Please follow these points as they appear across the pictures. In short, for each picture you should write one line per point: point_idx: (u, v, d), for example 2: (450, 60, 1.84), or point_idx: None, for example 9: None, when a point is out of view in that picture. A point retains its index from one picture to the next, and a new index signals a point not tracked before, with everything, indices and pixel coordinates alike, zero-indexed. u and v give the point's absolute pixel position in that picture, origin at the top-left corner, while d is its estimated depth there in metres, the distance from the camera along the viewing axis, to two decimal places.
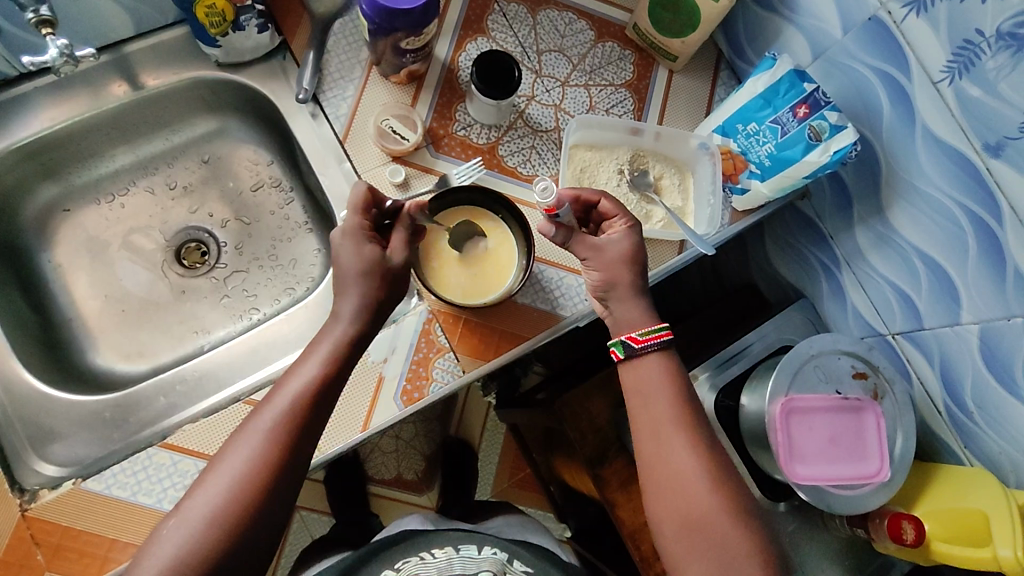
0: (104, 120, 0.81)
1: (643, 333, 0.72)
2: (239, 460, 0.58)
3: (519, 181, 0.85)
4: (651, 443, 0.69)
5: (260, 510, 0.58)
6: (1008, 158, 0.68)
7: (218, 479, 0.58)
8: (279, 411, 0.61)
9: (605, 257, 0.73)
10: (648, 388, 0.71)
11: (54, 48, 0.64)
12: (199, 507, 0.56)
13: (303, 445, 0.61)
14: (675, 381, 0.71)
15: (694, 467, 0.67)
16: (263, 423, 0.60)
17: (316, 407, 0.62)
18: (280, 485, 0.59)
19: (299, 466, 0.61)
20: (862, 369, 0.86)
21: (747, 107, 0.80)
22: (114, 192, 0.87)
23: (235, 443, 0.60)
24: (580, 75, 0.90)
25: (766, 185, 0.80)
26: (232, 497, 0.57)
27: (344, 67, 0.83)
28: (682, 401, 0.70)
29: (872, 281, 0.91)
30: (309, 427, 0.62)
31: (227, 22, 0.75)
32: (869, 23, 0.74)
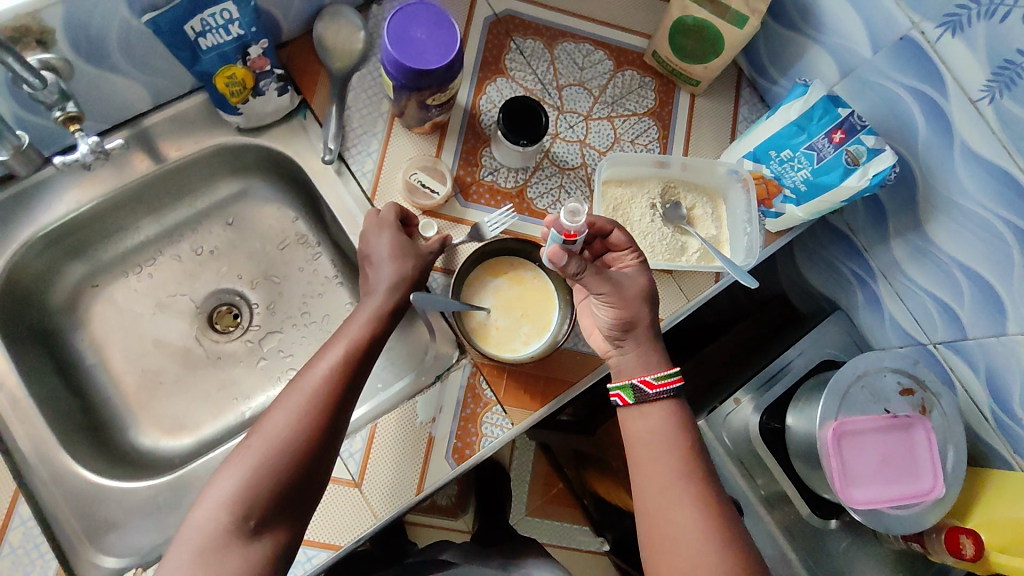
0: (129, 195, 0.81)
1: (660, 376, 0.70)
2: (299, 398, 0.62)
3: None
4: (657, 495, 0.67)
5: (317, 445, 0.61)
6: None
7: (282, 411, 0.61)
8: (337, 354, 0.65)
9: (622, 292, 0.69)
10: (656, 436, 0.69)
11: (86, 143, 0.65)
12: (264, 437, 0.60)
13: (356, 387, 0.65)
14: (680, 429, 0.69)
15: (696, 518, 0.64)
16: (322, 366, 0.64)
17: (368, 356, 0.67)
18: (334, 422, 0.62)
19: (344, 420, 0.64)
20: (908, 386, 0.85)
21: (780, 134, 0.78)
22: (142, 263, 0.87)
23: (295, 385, 0.63)
24: (603, 107, 0.89)
25: (802, 209, 0.80)
26: (295, 427, 0.60)
27: (366, 121, 0.82)
28: (685, 447, 0.68)
29: (910, 292, 0.90)
30: (357, 379, 0.65)
31: (247, 89, 0.74)
32: (901, 42, 0.73)
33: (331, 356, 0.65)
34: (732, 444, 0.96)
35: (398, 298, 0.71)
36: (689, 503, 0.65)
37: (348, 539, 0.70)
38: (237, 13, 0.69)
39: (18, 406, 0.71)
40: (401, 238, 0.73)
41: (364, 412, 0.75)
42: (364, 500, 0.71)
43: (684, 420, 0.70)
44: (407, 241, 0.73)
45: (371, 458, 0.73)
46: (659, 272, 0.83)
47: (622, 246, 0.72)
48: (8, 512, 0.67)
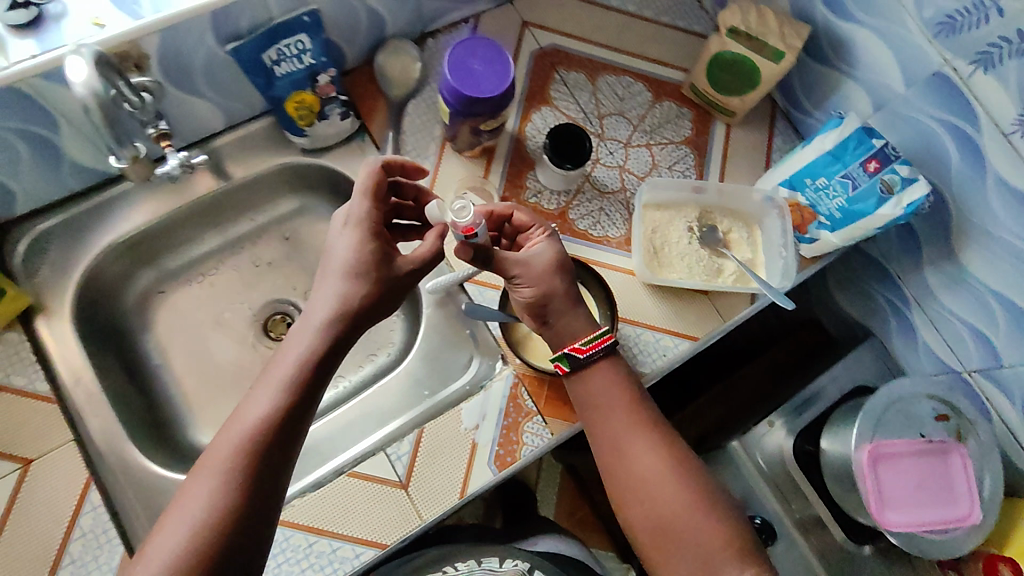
0: (199, 208, 0.87)
1: (587, 341, 0.73)
2: (222, 463, 0.58)
3: (590, 243, 0.87)
4: (615, 449, 0.71)
5: (247, 514, 0.56)
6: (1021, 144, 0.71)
7: (203, 481, 0.57)
8: (262, 408, 0.61)
9: (533, 270, 0.74)
10: (601, 397, 0.73)
11: (176, 157, 0.70)
12: (189, 512, 0.55)
13: (287, 441, 0.60)
14: (624, 387, 0.73)
15: (654, 459, 0.69)
16: (246, 423, 0.60)
17: (300, 405, 0.62)
18: (263, 485, 0.58)
19: (269, 485, 0.59)
20: (944, 412, 0.86)
21: (815, 163, 0.82)
22: (204, 272, 0.92)
23: (219, 444, 0.59)
24: (641, 135, 0.93)
25: (836, 235, 0.82)
26: (218, 498, 0.56)
27: (420, 145, 0.87)
28: (630, 399, 0.73)
29: (944, 319, 0.91)
30: (283, 439, 0.60)
31: (313, 113, 0.80)
32: (934, 78, 0.76)
33: (258, 409, 0.61)
34: (767, 468, 0.97)
35: (339, 337, 0.65)
36: (646, 455, 0.70)
37: (392, 539, 0.73)
38: (311, 44, 0.76)
39: (92, 400, 0.76)
40: (375, 253, 0.67)
41: (408, 419, 0.80)
42: (409, 501, 0.75)
43: (623, 376, 0.74)
44: (383, 252, 0.68)
45: (417, 461, 0.76)
46: (695, 292, 0.87)
47: (528, 224, 0.78)
48: (80, 499, 0.70)
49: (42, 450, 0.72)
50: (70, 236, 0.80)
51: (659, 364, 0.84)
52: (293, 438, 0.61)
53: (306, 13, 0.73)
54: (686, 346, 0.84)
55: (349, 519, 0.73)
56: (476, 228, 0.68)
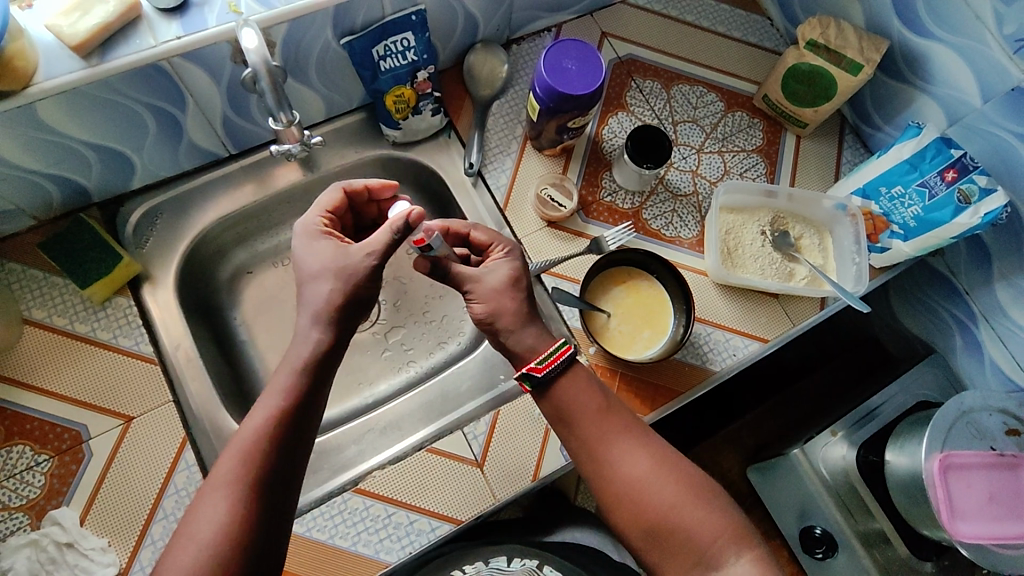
0: (293, 194, 0.93)
1: (543, 358, 0.67)
2: (223, 478, 0.57)
3: (663, 242, 0.90)
4: (592, 459, 0.66)
5: (258, 527, 0.56)
6: None
7: (213, 498, 0.56)
8: (263, 418, 0.60)
9: (486, 288, 0.70)
10: (570, 398, 0.68)
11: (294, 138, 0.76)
12: (201, 525, 0.55)
13: (292, 448, 0.61)
14: (598, 390, 0.69)
15: (635, 461, 0.65)
16: (245, 435, 0.59)
17: (303, 412, 0.62)
18: (273, 494, 0.58)
19: (283, 479, 0.59)
20: (1014, 426, 0.86)
21: (891, 172, 0.83)
22: (290, 256, 0.96)
23: (219, 462, 0.58)
24: (714, 142, 0.96)
25: (909, 245, 0.84)
26: (228, 512, 0.56)
27: (503, 142, 0.92)
28: (604, 403, 0.68)
29: (1014, 336, 0.92)
30: (294, 435, 0.61)
31: (409, 106, 0.86)
32: (1013, 93, 0.78)
33: (260, 416, 0.61)
34: (830, 478, 0.97)
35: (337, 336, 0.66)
36: (631, 456, 0.66)
37: (467, 514, 0.75)
38: (414, 42, 0.80)
39: (189, 365, 0.80)
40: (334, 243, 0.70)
41: (483, 402, 0.82)
42: (485, 480, 0.76)
43: (591, 377, 0.70)
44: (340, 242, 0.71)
45: (492, 441, 0.78)
46: (765, 295, 0.88)
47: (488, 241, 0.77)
48: (176, 456, 0.74)
49: (144, 408, 0.76)
50: (176, 213, 0.86)
51: (729, 363, 0.85)
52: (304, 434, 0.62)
53: (414, 12, 0.78)
54: (755, 347, 0.86)
55: (428, 494, 0.75)
56: (427, 239, 0.69)
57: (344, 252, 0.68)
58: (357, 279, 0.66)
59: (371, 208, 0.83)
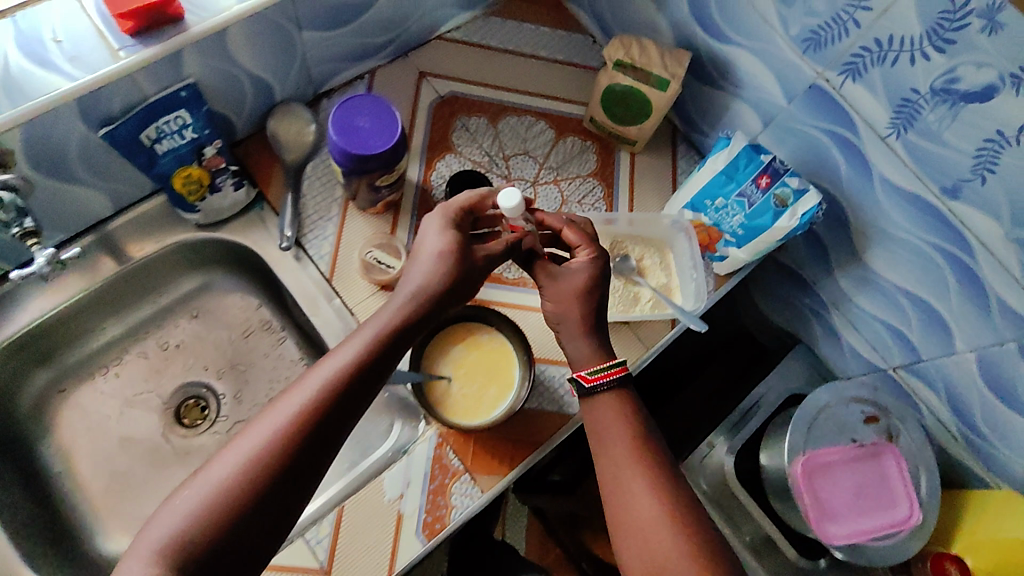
0: (93, 299, 0.84)
1: (594, 370, 0.68)
2: (256, 438, 0.54)
3: (506, 285, 0.86)
4: (612, 476, 0.64)
5: (265, 496, 0.53)
6: (917, 129, 0.69)
7: (226, 459, 0.54)
8: (312, 382, 0.57)
9: (561, 288, 0.72)
10: (606, 426, 0.66)
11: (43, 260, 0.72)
12: (197, 491, 0.52)
13: (351, 406, 0.58)
14: (633, 425, 0.66)
15: (649, 499, 0.61)
16: (291, 397, 0.56)
17: (371, 369, 0.59)
18: (301, 463, 0.55)
19: (305, 476, 0.55)
20: (873, 413, 0.86)
21: (712, 184, 0.82)
22: (107, 363, 0.88)
23: (260, 421, 0.56)
24: (548, 173, 0.94)
25: (744, 250, 0.83)
26: (238, 477, 0.53)
27: (321, 208, 0.85)
28: (641, 441, 0.65)
29: (864, 321, 0.93)
30: (336, 428, 0.57)
31: (204, 187, 0.78)
32: (811, 91, 0.77)
33: (308, 392, 0.57)
34: (711, 491, 0.96)
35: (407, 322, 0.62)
36: (645, 495, 0.62)
37: None
38: (191, 118, 0.73)
39: None
40: (457, 239, 0.67)
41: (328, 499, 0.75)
42: None
43: (637, 417, 0.67)
44: (463, 238, 0.67)
45: (338, 543, 0.72)
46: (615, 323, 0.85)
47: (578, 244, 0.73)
48: None
49: None
50: None
51: None
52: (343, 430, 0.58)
53: (183, 87, 0.70)
54: None
55: None
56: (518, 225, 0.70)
57: (418, 248, 0.68)
58: (427, 292, 0.63)
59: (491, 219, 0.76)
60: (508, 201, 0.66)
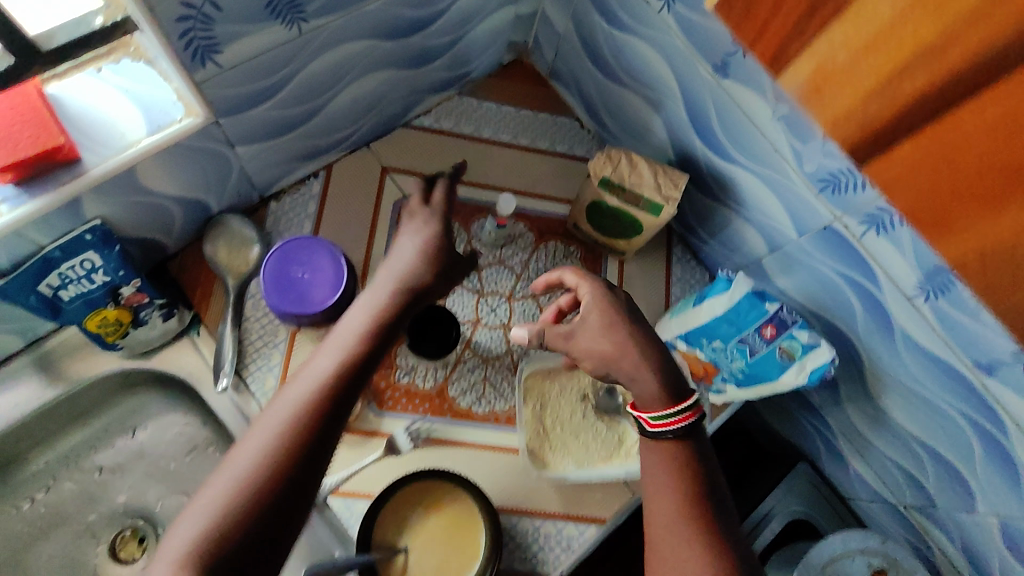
0: (17, 428, 0.77)
1: (659, 416, 0.58)
2: (205, 509, 0.44)
3: (476, 422, 0.77)
4: (661, 548, 0.53)
5: (240, 573, 0.43)
6: (950, 299, 0.59)
7: (177, 538, 0.44)
8: (264, 433, 0.48)
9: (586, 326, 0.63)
10: (659, 478, 0.57)
11: None
12: (180, 536, 0.43)
13: (321, 450, 0.48)
14: (692, 496, 0.55)
15: (700, 570, 0.51)
16: (244, 454, 0.47)
17: (337, 410, 0.50)
18: (268, 530, 0.45)
19: (308, 483, 0.47)
20: (881, 566, 0.78)
21: (708, 326, 0.71)
22: (31, 494, 0.80)
23: (208, 486, 0.46)
24: (526, 285, 0.83)
25: (744, 391, 0.75)
26: (193, 557, 0.42)
27: (267, 332, 0.75)
28: (688, 502, 0.55)
29: (873, 454, 0.84)
30: (330, 426, 0.49)
31: (125, 324, 0.68)
32: (826, 230, 0.67)
33: (286, 405, 0.49)
34: None
35: (380, 328, 0.55)
36: (694, 562, 0.51)
37: None
38: (101, 260, 0.62)
39: None
40: (433, 240, 0.63)
41: None
42: None
43: (694, 474, 0.57)
44: (440, 240, 0.63)
45: None
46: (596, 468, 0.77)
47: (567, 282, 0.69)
48: None
49: None
50: None
51: (564, 560, 0.73)
52: (338, 437, 0.50)
53: (87, 230, 0.60)
54: (593, 530, 0.75)
55: None
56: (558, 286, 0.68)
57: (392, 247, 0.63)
58: (407, 287, 0.58)
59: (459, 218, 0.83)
60: (506, 205, 0.78)
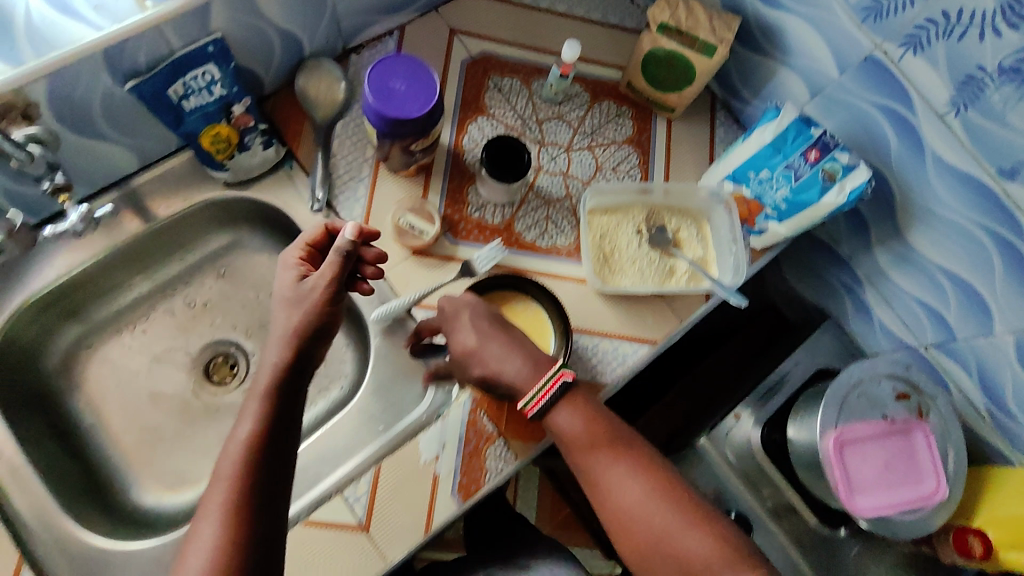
0: (121, 254, 0.82)
1: (530, 400, 0.69)
2: (228, 467, 0.58)
3: (540, 254, 0.85)
4: (601, 499, 0.68)
5: (260, 502, 0.57)
6: (979, 107, 0.67)
7: (212, 500, 0.56)
8: (251, 408, 0.61)
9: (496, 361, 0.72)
10: (573, 442, 0.69)
11: (74, 214, 0.70)
12: (196, 556, 0.54)
13: (286, 424, 0.62)
14: (592, 417, 0.69)
15: (634, 485, 0.66)
16: (248, 414, 0.61)
17: (287, 387, 0.63)
18: (273, 459, 0.59)
19: (275, 459, 0.59)
20: (904, 390, 0.88)
21: (756, 157, 0.80)
22: (134, 321, 0.88)
23: (229, 443, 0.60)
24: (583, 138, 0.90)
25: (785, 226, 0.82)
26: (228, 500, 0.56)
27: (352, 167, 0.83)
28: (609, 447, 0.68)
29: (898, 298, 0.92)
30: (278, 432, 0.61)
31: (233, 145, 0.76)
32: (866, 62, 0.74)
33: (230, 456, 0.58)
34: (737, 459, 0.97)
35: (298, 379, 0.64)
36: (622, 481, 0.67)
37: None
38: (219, 73, 0.70)
39: (18, 478, 0.72)
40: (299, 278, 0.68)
41: (365, 459, 0.78)
42: (372, 544, 0.73)
43: (588, 408, 0.70)
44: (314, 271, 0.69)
45: (378, 500, 0.74)
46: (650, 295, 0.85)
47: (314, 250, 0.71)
48: None
49: None
50: None
51: (621, 373, 0.81)
52: (284, 438, 0.61)
53: (209, 42, 0.68)
54: (645, 351, 0.82)
55: (313, 572, 0.71)
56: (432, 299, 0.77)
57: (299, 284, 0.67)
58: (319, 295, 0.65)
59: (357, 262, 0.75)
60: (570, 52, 0.82)
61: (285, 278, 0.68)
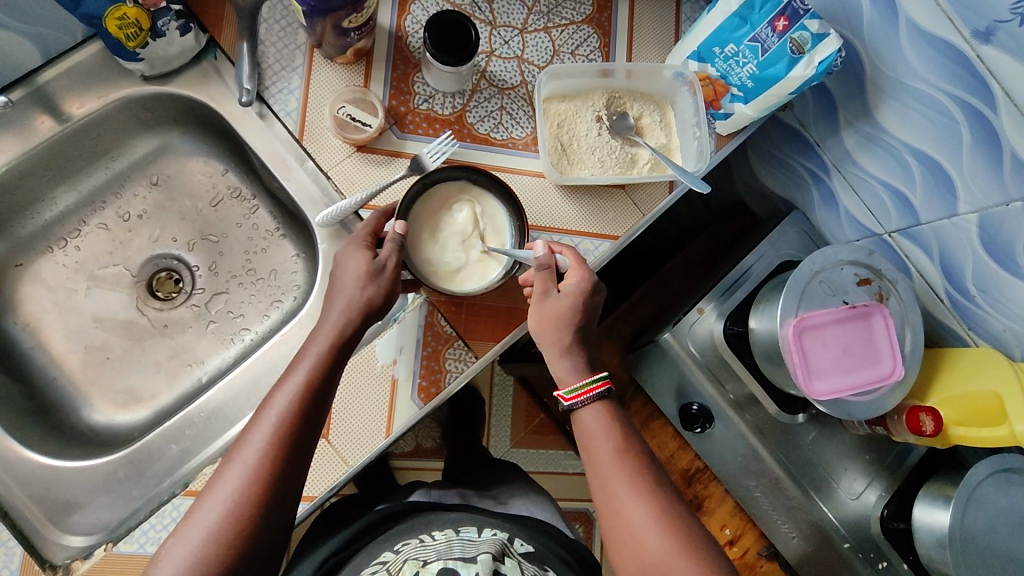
0: (36, 162, 0.75)
1: (573, 389, 0.67)
2: (251, 455, 0.57)
3: (494, 147, 0.79)
4: (606, 512, 0.64)
5: (273, 499, 0.57)
6: None
7: (230, 477, 0.57)
8: (286, 396, 0.60)
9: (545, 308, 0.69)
10: (596, 442, 0.66)
11: None
12: (205, 520, 0.55)
13: (310, 431, 0.61)
14: (620, 430, 0.66)
15: (637, 501, 0.62)
16: (279, 404, 0.60)
17: (328, 384, 0.63)
18: (295, 463, 0.59)
19: (299, 461, 0.60)
20: (865, 276, 0.88)
21: (722, 28, 0.76)
22: (65, 236, 0.82)
23: (254, 427, 0.59)
24: (538, 18, 0.82)
25: (751, 107, 0.78)
26: (245, 489, 0.56)
27: (284, 56, 0.75)
28: (624, 446, 0.65)
29: (863, 183, 0.89)
30: (308, 428, 0.60)
31: (144, 31, 0.67)
32: None
33: (261, 433, 0.58)
34: (698, 353, 0.98)
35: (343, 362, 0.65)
36: (631, 498, 0.62)
37: (321, 489, 0.71)
38: None
39: None
40: (363, 259, 0.66)
41: None
42: (333, 448, 0.72)
43: (620, 421, 0.67)
44: (371, 258, 0.66)
45: (336, 408, 0.73)
46: (610, 188, 0.81)
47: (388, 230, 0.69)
48: None
49: None
50: None
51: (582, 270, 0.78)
52: (312, 437, 0.61)
53: None
54: (607, 247, 0.80)
55: None
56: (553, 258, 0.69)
57: (372, 274, 0.66)
58: (388, 275, 0.67)
59: (412, 236, 0.72)
60: None
61: (351, 263, 0.66)
